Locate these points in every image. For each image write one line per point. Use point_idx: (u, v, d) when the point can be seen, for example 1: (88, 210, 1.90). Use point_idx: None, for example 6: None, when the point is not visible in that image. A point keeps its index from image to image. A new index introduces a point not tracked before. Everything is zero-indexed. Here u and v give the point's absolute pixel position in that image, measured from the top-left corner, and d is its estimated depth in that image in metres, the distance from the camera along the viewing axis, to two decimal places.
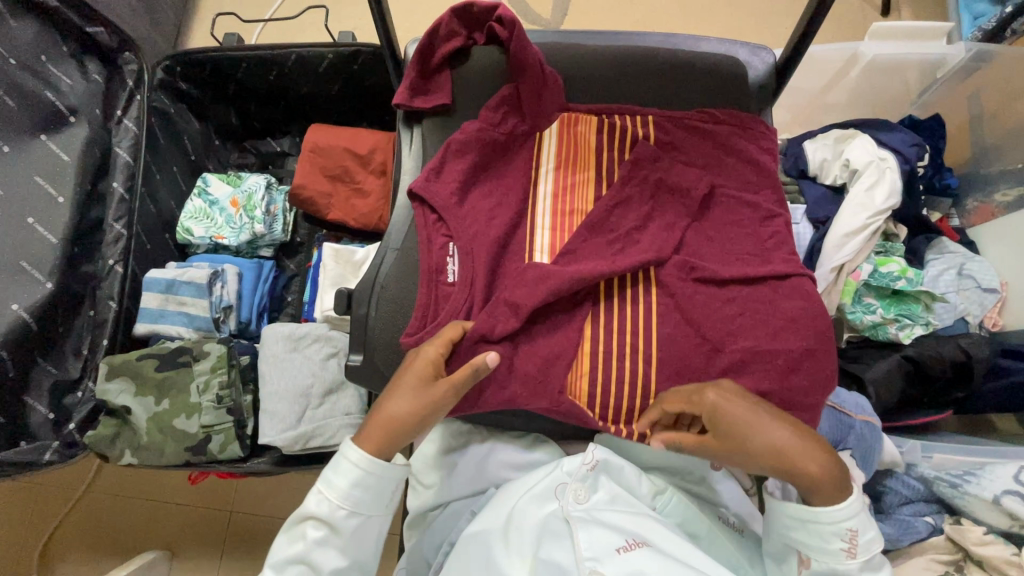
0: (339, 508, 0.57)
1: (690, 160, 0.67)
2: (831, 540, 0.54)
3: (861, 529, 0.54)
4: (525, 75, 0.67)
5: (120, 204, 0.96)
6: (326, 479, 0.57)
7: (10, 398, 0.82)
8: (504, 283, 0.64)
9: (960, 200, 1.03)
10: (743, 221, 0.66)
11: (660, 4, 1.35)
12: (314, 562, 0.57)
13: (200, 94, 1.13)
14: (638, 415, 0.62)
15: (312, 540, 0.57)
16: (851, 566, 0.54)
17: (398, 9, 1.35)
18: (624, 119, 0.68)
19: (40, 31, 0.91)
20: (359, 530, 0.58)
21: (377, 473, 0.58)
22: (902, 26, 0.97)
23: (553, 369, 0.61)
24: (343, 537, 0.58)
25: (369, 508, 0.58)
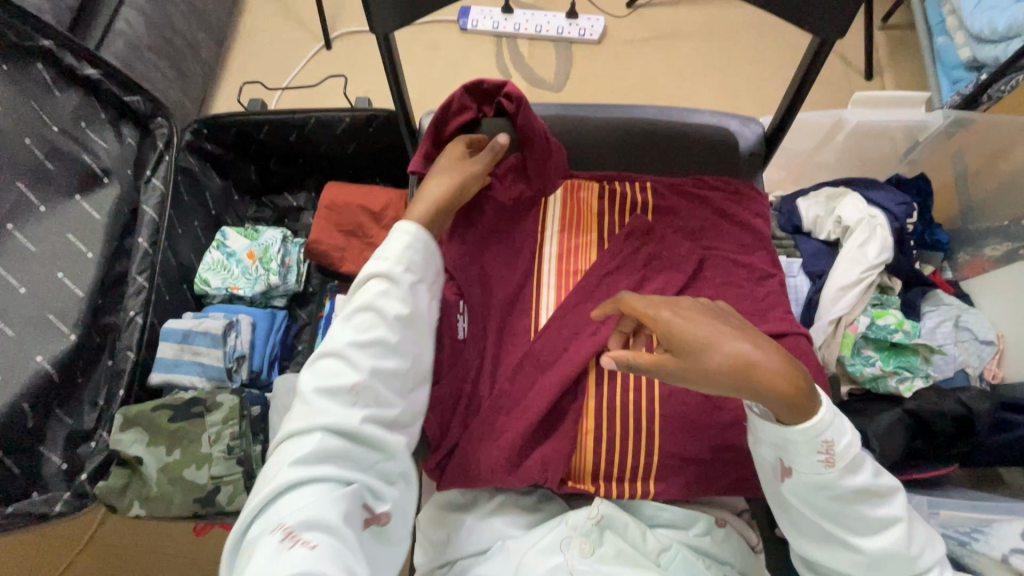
0: (398, 263, 0.60)
1: (687, 224, 0.71)
2: (808, 455, 0.53)
3: (837, 438, 0.53)
4: (531, 148, 0.71)
5: (144, 258, 1.01)
6: (381, 244, 0.61)
7: (25, 448, 0.84)
8: (512, 340, 0.67)
9: (951, 254, 1.07)
10: (739, 281, 0.69)
11: (656, 69, 1.44)
12: (380, 308, 0.58)
13: (224, 154, 1.21)
14: (643, 472, 0.63)
15: (375, 292, 0.59)
16: (832, 475, 0.54)
17: (411, 75, 1.45)
18: (624, 186, 0.73)
19: (82, 101, 0.98)
20: (418, 289, 0.61)
21: (426, 240, 0.62)
22: (884, 95, 1.02)
23: (560, 426, 0.64)
24: (403, 287, 0.60)
25: (424, 271, 0.62)
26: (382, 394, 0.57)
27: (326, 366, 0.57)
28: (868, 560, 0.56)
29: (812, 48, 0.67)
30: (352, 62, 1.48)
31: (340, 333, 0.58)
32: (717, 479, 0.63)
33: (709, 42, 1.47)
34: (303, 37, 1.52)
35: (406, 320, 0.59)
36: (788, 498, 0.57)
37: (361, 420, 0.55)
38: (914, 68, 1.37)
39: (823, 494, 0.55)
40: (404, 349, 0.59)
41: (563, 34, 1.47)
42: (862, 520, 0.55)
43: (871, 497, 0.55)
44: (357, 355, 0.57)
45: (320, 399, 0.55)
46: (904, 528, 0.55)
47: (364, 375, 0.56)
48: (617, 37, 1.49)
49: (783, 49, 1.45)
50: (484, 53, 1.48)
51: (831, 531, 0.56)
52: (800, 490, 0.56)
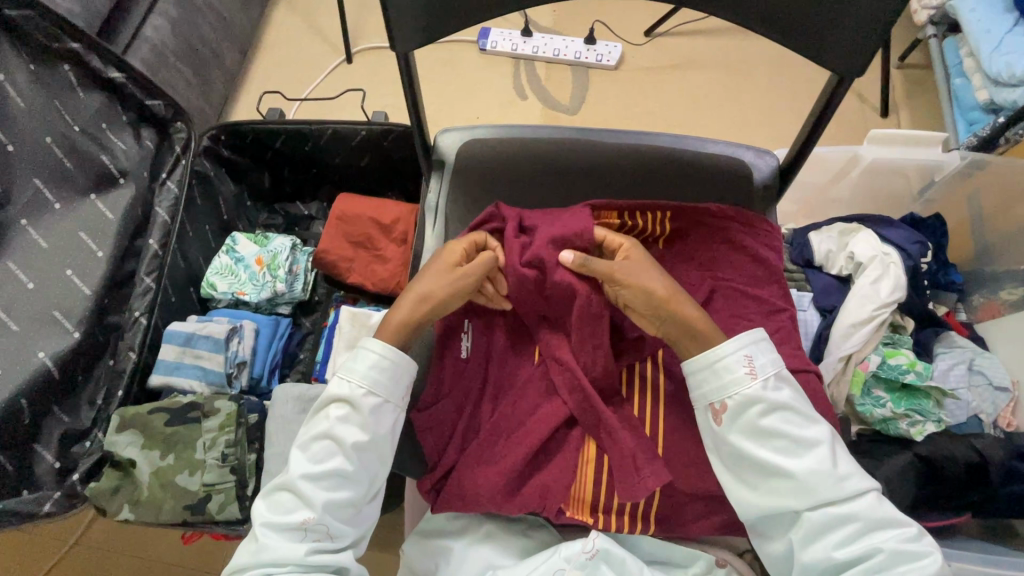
0: (359, 388, 0.63)
1: (701, 256, 0.70)
2: (734, 368, 0.59)
3: (755, 355, 0.60)
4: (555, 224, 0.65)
5: (153, 259, 1.03)
6: (346, 368, 0.64)
7: (20, 445, 0.83)
8: (512, 364, 0.66)
9: (965, 295, 1.05)
10: (750, 314, 0.67)
11: (671, 97, 1.45)
12: (337, 436, 0.61)
13: (239, 160, 1.22)
14: (643, 506, 0.61)
15: (336, 418, 0.62)
16: (756, 387, 0.59)
17: (429, 92, 1.48)
18: (645, 218, 0.70)
19: (104, 103, 0.99)
20: (379, 413, 0.63)
21: (394, 361, 0.64)
22: (900, 134, 1.01)
23: (556, 455, 0.63)
24: (362, 414, 0.62)
25: (386, 393, 0.63)
26: (333, 524, 0.60)
27: (282, 498, 0.61)
28: (801, 483, 0.56)
29: (831, 85, 0.67)
30: (371, 76, 1.50)
31: (297, 463, 0.61)
32: (716, 518, 0.61)
33: (724, 72, 1.48)
34: (324, 51, 1.54)
35: (363, 447, 0.62)
36: (724, 431, 0.59)
37: (310, 549, 0.58)
38: (930, 107, 1.37)
39: (753, 412, 0.58)
40: (358, 477, 0.62)
41: (581, 59, 1.49)
42: (789, 441, 0.57)
43: (796, 417, 0.58)
44: (311, 488, 0.60)
45: (269, 534, 0.59)
46: (828, 448, 0.57)
47: (313, 509, 0.59)
48: (633, 64, 1.50)
49: (799, 83, 1.46)
50: (502, 74, 1.50)
51: (763, 458, 0.57)
52: (736, 419, 0.59)
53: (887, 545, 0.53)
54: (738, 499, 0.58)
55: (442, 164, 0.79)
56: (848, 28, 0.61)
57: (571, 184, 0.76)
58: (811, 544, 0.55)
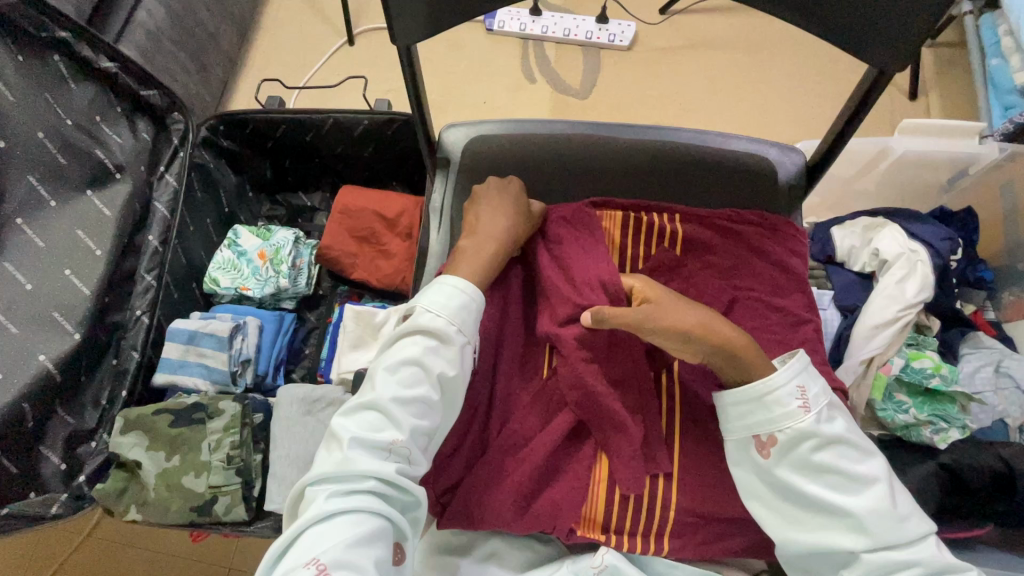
0: (451, 322, 0.60)
1: (719, 261, 0.67)
2: (786, 400, 0.55)
3: (808, 384, 0.55)
4: (577, 234, 0.68)
5: (154, 255, 1.01)
6: (433, 299, 0.61)
7: (24, 448, 0.82)
8: (522, 375, 0.65)
9: (994, 293, 1.00)
10: (772, 325, 0.64)
11: (687, 79, 1.39)
12: (427, 365, 0.58)
13: (239, 150, 1.18)
14: (654, 527, 0.59)
15: (425, 348, 0.59)
16: (810, 421, 0.54)
17: (433, 76, 1.42)
18: (659, 218, 0.68)
19: (96, 93, 0.96)
20: (467, 350, 0.60)
21: (479, 299, 0.62)
22: (934, 124, 0.98)
23: (566, 472, 0.61)
24: (452, 348, 0.59)
25: (474, 331, 0.61)
26: (417, 452, 0.57)
27: (368, 417, 0.57)
28: (856, 522, 0.53)
29: (867, 80, 0.63)
30: (374, 59, 1.44)
31: (385, 385, 0.58)
32: (733, 542, 0.59)
33: (743, 53, 1.41)
34: (326, 32, 1.49)
35: (449, 381, 0.59)
36: (772, 464, 0.55)
37: (397, 470, 0.54)
38: (962, 91, 1.30)
39: (805, 446, 0.54)
40: (440, 410, 0.59)
41: (593, 39, 1.42)
42: (844, 478, 0.54)
43: (850, 452, 0.54)
44: (400, 410, 0.57)
45: (356, 449, 0.55)
46: (886, 485, 0.53)
47: (402, 432, 0.56)
48: (648, 44, 1.43)
49: (823, 63, 1.39)
50: (509, 55, 1.43)
51: (814, 494, 0.54)
52: (788, 455, 0.55)
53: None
54: (780, 534, 0.55)
55: (447, 162, 0.77)
56: (893, 17, 0.56)
57: (585, 184, 0.73)
58: None
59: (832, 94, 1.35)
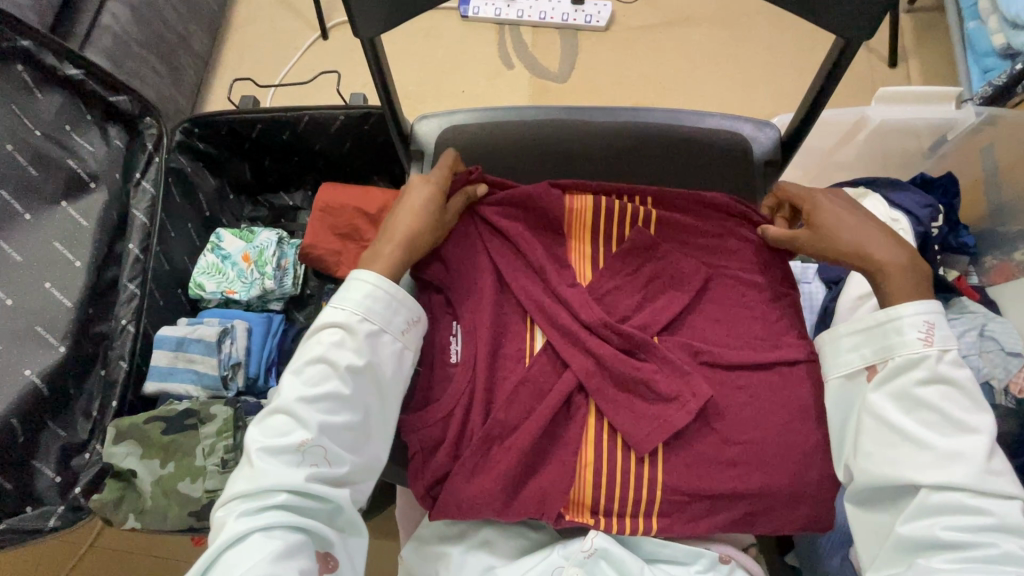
0: (354, 314, 0.61)
1: (693, 241, 0.68)
2: (907, 330, 0.58)
3: (938, 326, 0.58)
4: (545, 223, 0.69)
5: (135, 264, 0.98)
6: (340, 295, 0.63)
7: (18, 463, 0.83)
8: (503, 368, 0.64)
9: (977, 258, 1.01)
10: (749, 302, 0.67)
11: (665, 57, 1.38)
12: (332, 360, 0.60)
13: (216, 153, 1.16)
14: (644, 506, 0.61)
15: (329, 343, 0.60)
16: (930, 355, 0.57)
17: (410, 67, 1.40)
18: (631, 200, 0.69)
19: (65, 103, 0.95)
20: (373, 340, 0.62)
21: (387, 289, 0.63)
22: (910, 91, 0.98)
23: (552, 461, 0.61)
24: (358, 339, 0.61)
25: (382, 319, 0.62)
26: (333, 449, 0.58)
27: (277, 422, 0.58)
28: (937, 455, 0.55)
29: (835, 50, 0.62)
30: (348, 52, 1.42)
31: (292, 388, 0.59)
32: (720, 516, 0.60)
33: (721, 28, 1.40)
34: (299, 28, 1.46)
35: (360, 371, 0.60)
36: (871, 389, 0.60)
37: (308, 477, 0.56)
38: (942, 55, 1.29)
39: (912, 376, 0.58)
40: (357, 402, 0.60)
41: (569, 21, 1.40)
42: (940, 415, 0.56)
43: (959, 397, 0.56)
44: (309, 410, 0.58)
45: (265, 459, 0.56)
46: (984, 437, 0.55)
47: (311, 433, 0.57)
48: (625, 24, 1.42)
49: (801, 33, 1.38)
50: (484, 41, 1.42)
51: (904, 422, 0.57)
52: (889, 385, 0.59)
53: (1010, 547, 0.51)
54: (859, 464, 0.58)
55: (422, 154, 0.77)
56: None
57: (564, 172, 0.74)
58: (919, 521, 0.54)
59: (812, 64, 1.34)
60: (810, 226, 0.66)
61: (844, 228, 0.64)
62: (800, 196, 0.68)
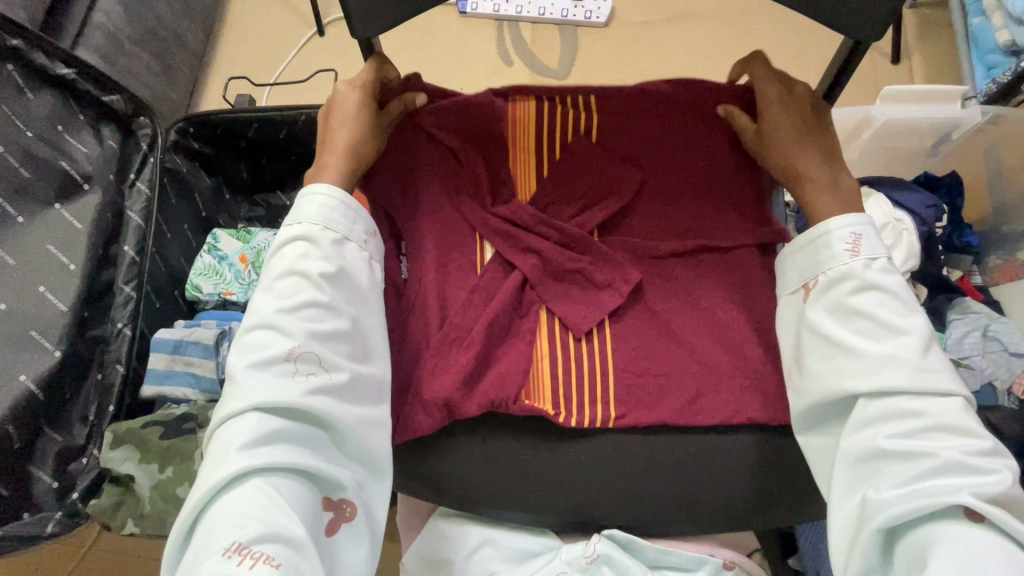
0: (316, 226, 0.59)
1: (633, 142, 0.69)
2: (835, 242, 0.57)
3: (866, 234, 0.57)
4: (484, 133, 0.69)
5: (131, 266, 0.97)
6: (297, 211, 0.60)
7: (12, 469, 0.82)
8: (454, 275, 0.66)
9: (981, 257, 1.00)
10: (687, 198, 0.69)
11: (666, 53, 1.36)
12: (303, 271, 0.57)
13: (212, 152, 1.15)
14: (602, 405, 0.62)
15: (296, 256, 0.58)
16: (856, 263, 0.56)
17: (408, 65, 1.38)
18: (568, 105, 0.69)
19: (57, 103, 0.93)
20: (341, 250, 0.60)
21: (343, 201, 0.61)
22: (914, 90, 0.97)
23: (507, 353, 0.63)
24: (325, 250, 0.59)
25: (346, 229, 0.61)
26: (326, 356, 0.55)
27: (256, 340, 0.55)
28: (866, 366, 0.53)
29: (845, 49, 0.62)
30: (345, 48, 1.40)
31: (266, 304, 0.57)
32: (669, 404, 0.61)
33: (723, 24, 1.38)
34: (295, 24, 1.44)
35: (332, 279, 0.58)
36: (807, 306, 0.58)
37: (306, 389, 0.53)
38: (945, 51, 1.28)
39: (845, 288, 0.56)
40: (341, 310, 0.58)
41: (569, 17, 1.38)
42: (873, 322, 0.54)
43: (892, 301, 0.54)
44: (287, 322, 0.56)
45: (252, 376, 0.53)
46: (917, 338, 0.52)
47: (298, 341, 0.55)
48: (625, 19, 1.40)
49: (803, 28, 1.36)
50: (484, 38, 1.40)
51: (839, 334, 0.55)
52: (825, 300, 0.57)
53: (948, 455, 0.48)
54: (804, 384, 0.56)
55: None
56: None
57: None
58: (859, 436, 0.52)
59: (814, 61, 1.33)
60: (757, 127, 0.64)
61: (790, 134, 0.62)
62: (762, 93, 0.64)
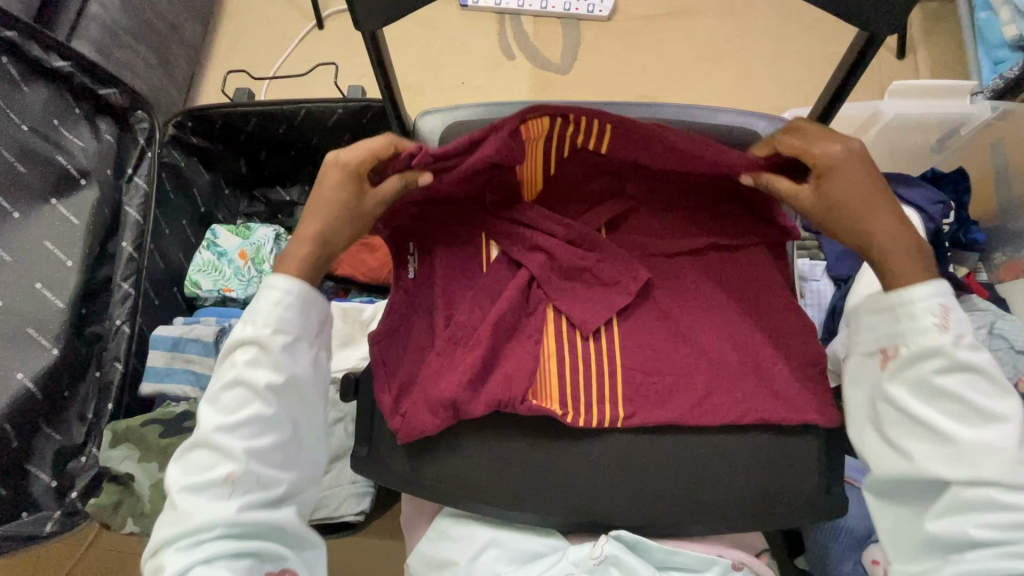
0: (264, 328, 0.59)
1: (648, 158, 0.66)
2: (922, 316, 0.54)
3: (952, 306, 0.54)
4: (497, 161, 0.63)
5: (129, 263, 0.96)
6: (248, 311, 0.60)
7: (10, 468, 0.81)
8: (462, 277, 0.66)
9: (987, 254, 1.00)
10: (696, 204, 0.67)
11: (670, 48, 1.34)
12: (247, 381, 0.58)
13: (211, 147, 1.13)
14: (609, 404, 0.61)
15: (242, 363, 0.58)
16: (946, 341, 0.53)
17: (409, 59, 1.37)
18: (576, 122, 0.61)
19: (52, 97, 0.92)
20: (290, 352, 0.60)
21: (298, 295, 0.60)
22: (923, 85, 0.96)
23: (513, 349, 0.63)
24: (272, 354, 0.58)
25: (297, 328, 0.60)
26: (264, 470, 0.57)
27: (200, 455, 0.57)
28: (959, 453, 0.52)
29: (861, 41, 0.60)
30: (345, 42, 1.38)
31: (209, 417, 0.58)
32: (681, 400, 0.60)
33: (727, 18, 1.36)
34: (293, 17, 1.42)
35: (279, 388, 0.59)
36: (885, 378, 0.56)
37: (239, 506, 0.55)
38: (952, 46, 1.27)
39: (929, 366, 0.54)
40: (282, 420, 0.59)
41: (571, 11, 1.37)
42: (963, 405, 0.53)
43: (982, 382, 0.53)
44: (230, 437, 0.57)
45: (191, 496, 0.56)
46: (1015, 426, 0.51)
47: (238, 463, 0.56)
48: (628, 13, 1.38)
49: (809, 22, 1.34)
50: (485, 31, 1.38)
51: (924, 414, 0.53)
52: (905, 375, 0.55)
53: None
54: (883, 459, 0.56)
55: None
56: None
57: None
58: (945, 518, 0.52)
59: (819, 56, 1.32)
60: (817, 181, 0.58)
61: (852, 193, 0.57)
62: (804, 148, 0.57)
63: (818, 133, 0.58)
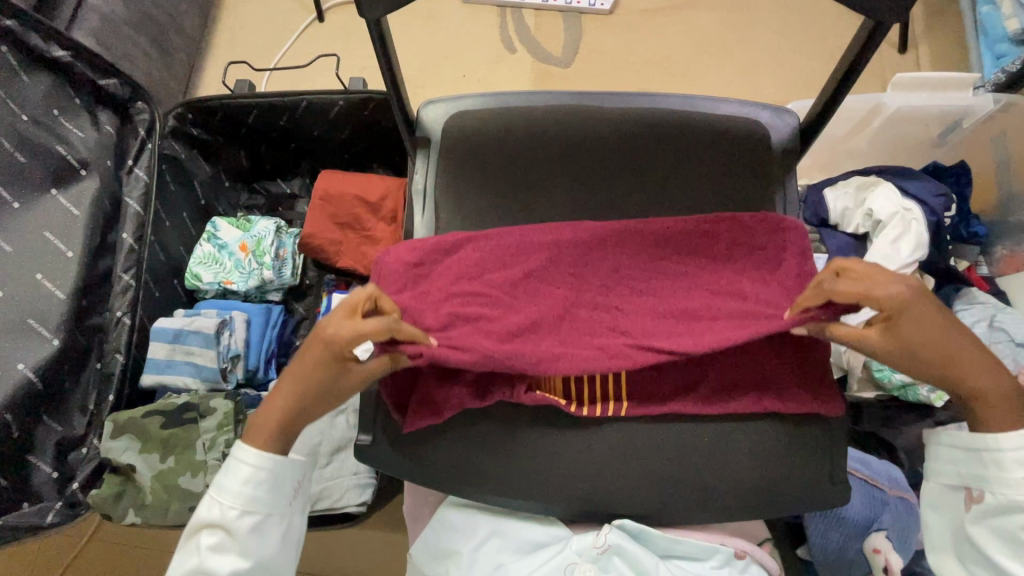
0: (233, 510, 0.54)
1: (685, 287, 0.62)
2: (1009, 466, 0.51)
3: None
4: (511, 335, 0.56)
5: (130, 255, 0.96)
6: (216, 484, 0.55)
7: (11, 458, 0.81)
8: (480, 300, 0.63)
9: (988, 248, 1.00)
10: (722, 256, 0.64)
11: (672, 41, 1.34)
12: (209, 570, 0.53)
13: (211, 139, 1.12)
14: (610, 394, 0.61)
15: (206, 548, 0.53)
16: None
17: (410, 52, 1.36)
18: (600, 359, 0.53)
19: (51, 87, 0.91)
20: (259, 534, 0.55)
21: (272, 468, 0.55)
22: (927, 77, 0.95)
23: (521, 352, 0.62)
24: (239, 539, 0.54)
25: (267, 506, 0.55)
26: None
27: None
28: None
29: (866, 30, 0.60)
30: (346, 35, 1.38)
31: None
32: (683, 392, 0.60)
33: (728, 12, 1.36)
34: (293, 9, 1.41)
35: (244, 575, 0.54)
36: (968, 519, 0.54)
37: None
38: (953, 40, 1.27)
39: (1015, 520, 0.51)
40: None
41: (573, 4, 1.36)
42: None
43: None
44: None
45: None
46: None
47: None
48: (630, 7, 1.38)
49: (810, 17, 1.34)
50: (486, 24, 1.38)
51: (1009, 566, 0.51)
52: (989, 520, 0.53)
53: None
54: None
55: (428, 142, 0.75)
56: None
57: (580, 160, 0.70)
58: None
59: (821, 50, 1.31)
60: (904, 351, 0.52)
61: (947, 357, 0.51)
62: (867, 296, 0.50)
63: (872, 273, 0.51)
